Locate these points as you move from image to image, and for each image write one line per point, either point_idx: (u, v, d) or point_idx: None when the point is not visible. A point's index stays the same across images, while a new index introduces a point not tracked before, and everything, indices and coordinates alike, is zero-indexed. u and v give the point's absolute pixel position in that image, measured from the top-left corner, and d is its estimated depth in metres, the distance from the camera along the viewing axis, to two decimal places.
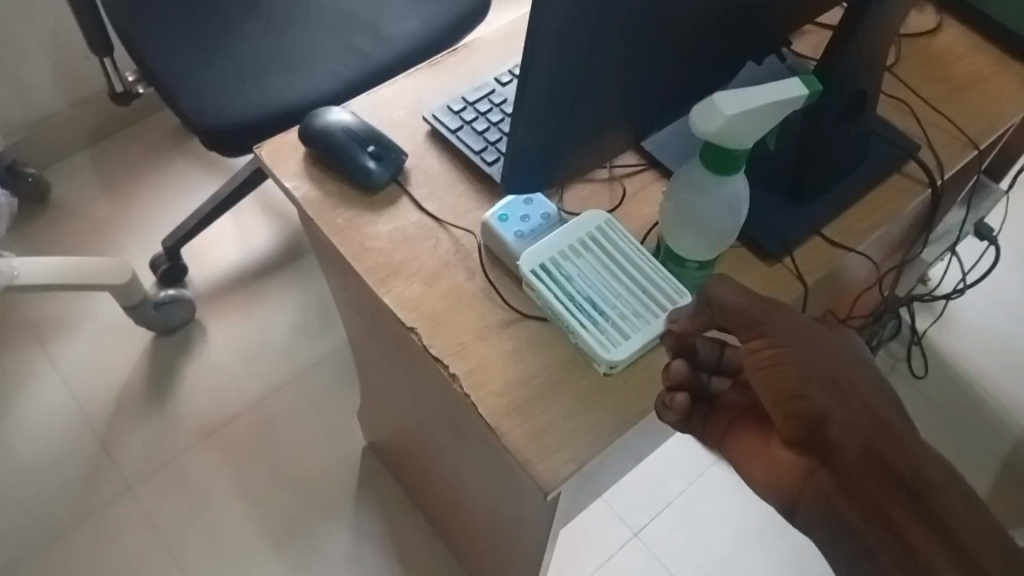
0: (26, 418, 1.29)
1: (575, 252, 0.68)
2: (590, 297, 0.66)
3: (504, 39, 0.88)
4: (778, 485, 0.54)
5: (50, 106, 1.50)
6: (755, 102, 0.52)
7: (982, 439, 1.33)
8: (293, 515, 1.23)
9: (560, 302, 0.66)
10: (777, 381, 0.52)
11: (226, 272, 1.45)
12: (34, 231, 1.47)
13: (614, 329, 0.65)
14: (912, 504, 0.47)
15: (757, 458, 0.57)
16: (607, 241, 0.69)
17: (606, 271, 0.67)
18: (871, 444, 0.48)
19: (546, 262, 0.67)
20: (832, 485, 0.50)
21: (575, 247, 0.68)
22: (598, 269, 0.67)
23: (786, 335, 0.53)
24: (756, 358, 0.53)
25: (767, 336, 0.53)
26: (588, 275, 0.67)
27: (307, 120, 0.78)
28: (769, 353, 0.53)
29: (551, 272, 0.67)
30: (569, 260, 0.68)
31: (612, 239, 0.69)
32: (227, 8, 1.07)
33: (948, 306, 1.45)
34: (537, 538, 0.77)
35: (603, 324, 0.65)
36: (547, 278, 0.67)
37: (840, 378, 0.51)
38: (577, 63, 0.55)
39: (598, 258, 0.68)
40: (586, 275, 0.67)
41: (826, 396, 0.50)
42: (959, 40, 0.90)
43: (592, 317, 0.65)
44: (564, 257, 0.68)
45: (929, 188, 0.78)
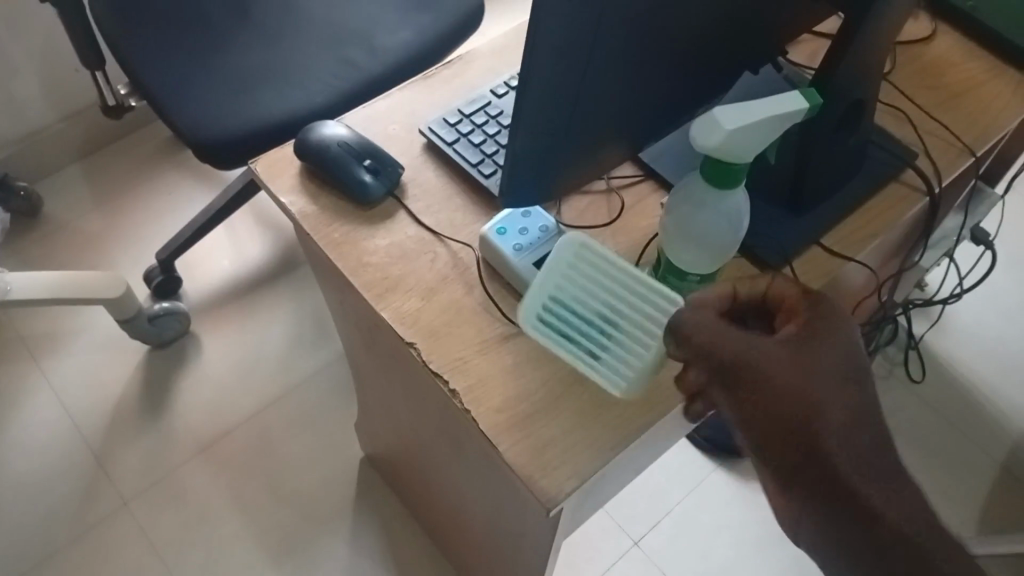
0: (20, 434, 1.28)
1: (562, 284, 0.65)
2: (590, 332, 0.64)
3: (499, 51, 0.88)
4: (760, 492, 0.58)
5: (41, 120, 1.49)
6: (756, 116, 0.51)
7: (981, 444, 1.33)
8: (291, 529, 1.22)
9: (563, 346, 0.65)
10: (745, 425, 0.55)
11: (221, 285, 1.45)
12: (26, 245, 1.46)
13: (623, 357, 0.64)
14: (865, 509, 0.54)
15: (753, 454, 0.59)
16: (592, 266, 0.64)
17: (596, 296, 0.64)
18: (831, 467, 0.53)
19: (540, 309, 0.66)
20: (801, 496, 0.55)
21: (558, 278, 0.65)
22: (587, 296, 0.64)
23: (749, 378, 0.54)
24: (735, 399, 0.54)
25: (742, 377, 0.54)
26: (579, 308, 0.64)
27: (302, 135, 0.77)
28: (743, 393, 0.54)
29: (547, 317, 0.66)
30: (559, 295, 0.65)
31: (594, 263, 0.64)
32: (220, 20, 1.06)
33: (945, 310, 1.45)
34: (539, 553, 0.76)
35: (609, 358, 0.64)
36: (545, 325, 0.66)
37: (801, 415, 0.53)
38: (574, 77, 0.54)
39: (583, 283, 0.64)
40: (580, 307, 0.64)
41: (793, 432, 0.53)
42: (953, 47, 0.90)
43: (597, 353, 0.64)
44: (554, 293, 0.65)
45: (926, 196, 0.78)
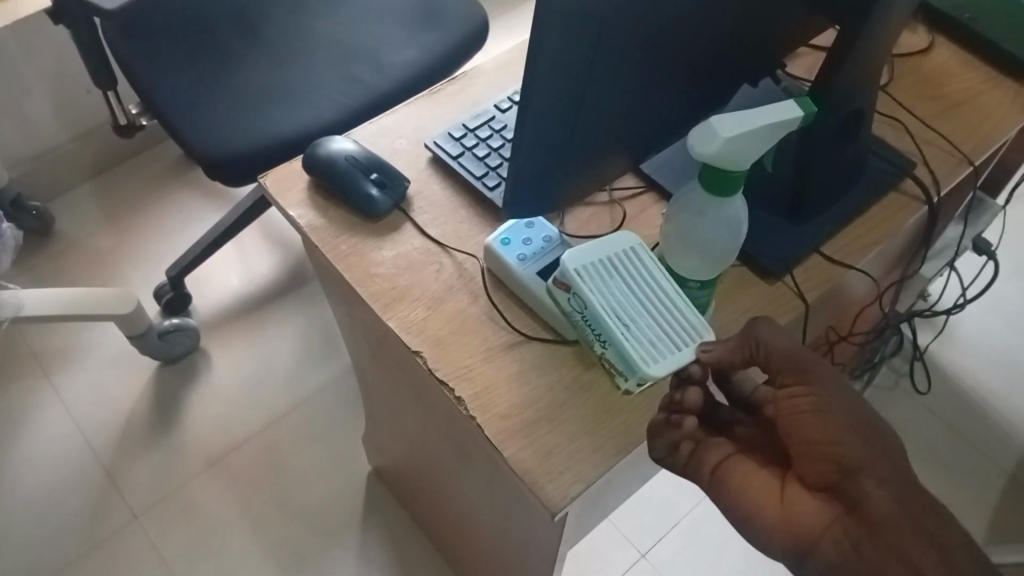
0: (31, 450, 1.29)
1: (613, 260, 0.65)
2: (624, 308, 0.63)
3: (503, 67, 0.89)
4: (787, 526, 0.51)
5: (53, 140, 1.52)
6: (751, 124, 0.53)
7: (989, 453, 1.32)
8: (300, 542, 1.23)
9: (600, 308, 0.62)
10: (814, 423, 0.53)
11: (230, 300, 1.46)
12: (37, 264, 1.48)
13: (643, 344, 0.62)
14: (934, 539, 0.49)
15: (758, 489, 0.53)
16: (641, 261, 0.66)
17: (639, 286, 0.64)
18: (900, 496, 0.49)
19: (589, 268, 0.64)
20: (859, 530, 0.49)
21: (611, 259, 0.65)
22: (631, 282, 0.64)
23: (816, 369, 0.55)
24: (792, 401, 0.54)
25: (812, 383, 0.54)
26: (622, 289, 0.64)
27: (311, 149, 0.79)
28: (810, 398, 0.53)
29: (592, 277, 0.63)
30: (609, 270, 0.64)
31: (648, 257, 0.66)
32: (229, 40, 1.09)
33: (949, 321, 1.45)
34: (546, 561, 0.77)
35: (633, 338, 0.62)
36: (588, 281, 0.63)
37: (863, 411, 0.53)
38: (576, 89, 0.56)
39: (631, 275, 0.65)
40: (622, 285, 0.64)
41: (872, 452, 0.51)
42: (950, 59, 0.92)
43: (625, 327, 0.62)
44: (604, 266, 0.64)
45: (926, 205, 0.79)
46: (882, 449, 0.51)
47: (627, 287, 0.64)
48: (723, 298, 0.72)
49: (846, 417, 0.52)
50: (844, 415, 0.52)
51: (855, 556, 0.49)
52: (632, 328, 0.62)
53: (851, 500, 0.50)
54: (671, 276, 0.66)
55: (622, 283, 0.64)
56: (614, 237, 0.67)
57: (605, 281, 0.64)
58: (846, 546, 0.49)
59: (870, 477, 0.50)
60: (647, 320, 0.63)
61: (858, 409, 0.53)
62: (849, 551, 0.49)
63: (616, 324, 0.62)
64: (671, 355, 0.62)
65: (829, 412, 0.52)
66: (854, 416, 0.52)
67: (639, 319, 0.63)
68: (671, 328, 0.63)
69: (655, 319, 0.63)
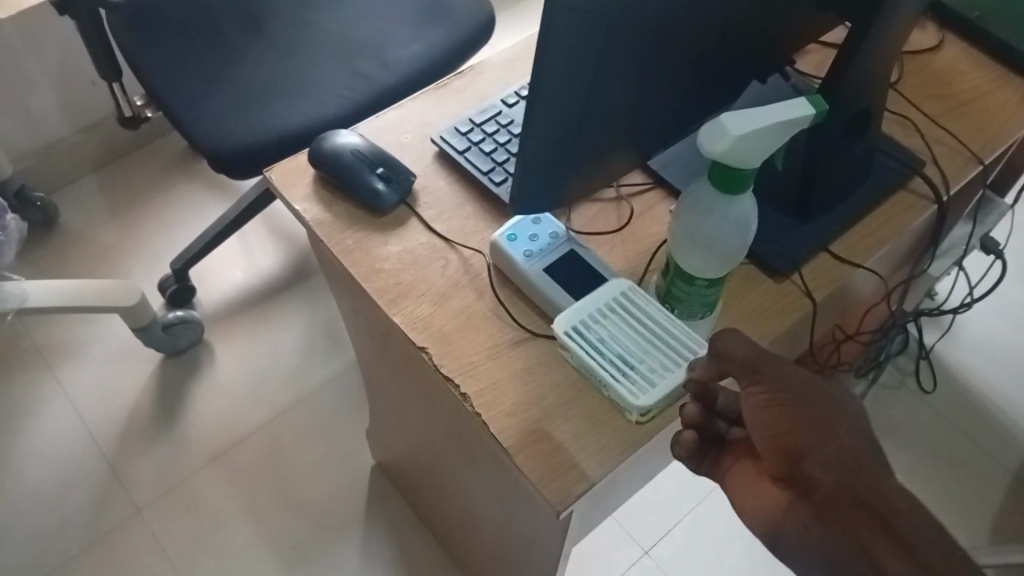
0: (35, 442, 1.29)
1: (598, 309, 0.66)
2: (616, 350, 0.64)
3: (510, 62, 0.89)
4: (765, 517, 0.51)
5: (57, 133, 1.51)
6: (762, 122, 0.52)
7: (993, 452, 1.32)
8: (303, 538, 1.23)
9: (591, 358, 0.64)
10: (773, 419, 0.50)
11: (233, 293, 1.46)
12: (41, 256, 1.48)
13: (640, 376, 0.63)
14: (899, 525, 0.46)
15: (750, 488, 0.54)
16: (633, 307, 0.66)
17: (630, 324, 0.65)
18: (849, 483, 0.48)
19: (575, 321, 0.65)
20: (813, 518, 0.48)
21: (600, 304, 0.66)
22: (621, 322, 0.65)
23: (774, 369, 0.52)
24: (758, 399, 0.52)
25: (764, 380, 0.52)
26: (610, 330, 0.65)
27: (316, 143, 0.79)
28: (767, 394, 0.51)
29: (579, 329, 0.65)
30: (597, 316, 0.66)
31: (637, 298, 0.67)
32: (234, 33, 1.08)
33: (955, 320, 1.45)
34: (549, 559, 0.77)
35: (630, 374, 0.63)
36: (577, 335, 0.65)
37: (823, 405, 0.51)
38: (584, 84, 0.55)
39: (621, 314, 0.66)
40: (612, 327, 0.65)
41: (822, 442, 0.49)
42: (959, 57, 0.91)
43: (620, 368, 0.63)
44: (592, 314, 0.66)
45: (935, 204, 0.79)
46: (836, 438, 0.49)
47: (617, 328, 0.65)
48: (731, 296, 0.72)
49: (799, 409, 0.50)
50: (800, 406, 0.50)
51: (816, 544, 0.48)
52: (630, 374, 0.63)
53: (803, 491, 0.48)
54: (666, 318, 0.66)
55: (611, 327, 0.65)
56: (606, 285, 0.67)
57: (593, 328, 0.65)
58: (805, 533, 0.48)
59: (820, 468, 0.48)
60: (643, 364, 0.63)
61: (813, 400, 0.51)
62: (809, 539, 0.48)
63: (608, 367, 0.63)
64: (666, 381, 0.62)
65: (787, 406, 0.50)
66: (811, 406, 0.50)
67: (633, 356, 0.64)
68: (666, 353, 0.64)
69: (651, 362, 0.63)
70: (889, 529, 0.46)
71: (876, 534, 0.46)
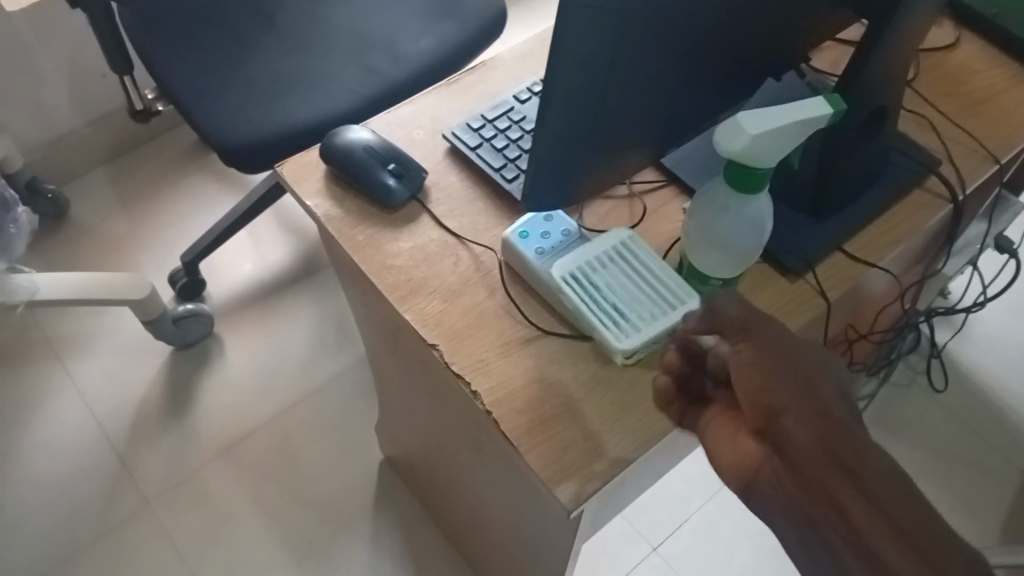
0: (46, 434, 1.30)
1: (599, 259, 0.68)
2: (611, 298, 0.66)
3: (522, 58, 0.88)
4: (737, 464, 0.52)
5: (68, 125, 1.51)
6: (779, 121, 0.51)
7: (1004, 453, 1.31)
8: (312, 532, 1.23)
9: (586, 304, 0.66)
10: (752, 371, 0.50)
11: (243, 287, 1.46)
12: (52, 248, 1.48)
13: (629, 324, 0.65)
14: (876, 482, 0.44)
15: (726, 437, 0.55)
16: (631, 257, 0.68)
17: (628, 275, 0.67)
18: (823, 438, 0.46)
19: (575, 269, 0.67)
20: (784, 470, 0.48)
21: (601, 255, 0.68)
22: (619, 273, 0.67)
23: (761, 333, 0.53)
24: (739, 355, 0.52)
25: (750, 339, 0.53)
26: (607, 279, 0.67)
27: (328, 138, 0.78)
28: (749, 351, 0.52)
29: (579, 277, 0.67)
30: (597, 266, 0.67)
31: (636, 251, 0.68)
32: (245, 27, 1.08)
33: (968, 319, 1.44)
34: (558, 556, 0.76)
35: (620, 321, 0.65)
36: (576, 282, 0.67)
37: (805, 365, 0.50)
38: (598, 81, 0.55)
39: (620, 265, 0.68)
40: (610, 278, 0.67)
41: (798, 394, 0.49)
42: (976, 54, 0.90)
43: (612, 315, 0.65)
44: (592, 264, 0.68)
45: (950, 203, 0.78)
46: (814, 398, 0.48)
47: (615, 278, 0.67)
48: (744, 295, 0.71)
49: (778, 367, 0.50)
50: (782, 363, 0.50)
51: (781, 488, 0.48)
52: (618, 320, 0.65)
53: (776, 443, 0.48)
54: (664, 269, 0.67)
55: (609, 276, 0.67)
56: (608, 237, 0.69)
57: (592, 278, 0.67)
58: (775, 478, 0.48)
59: (795, 419, 0.47)
60: (633, 312, 0.65)
61: (791, 357, 0.51)
62: (777, 483, 0.48)
63: (600, 314, 0.65)
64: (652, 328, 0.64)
65: (766, 363, 0.50)
66: (791, 366, 0.50)
67: (626, 305, 0.66)
68: (657, 303, 0.65)
69: (640, 309, 0.65)
70: (853, 478, 0.44)
71: (841, 483, 0.45)
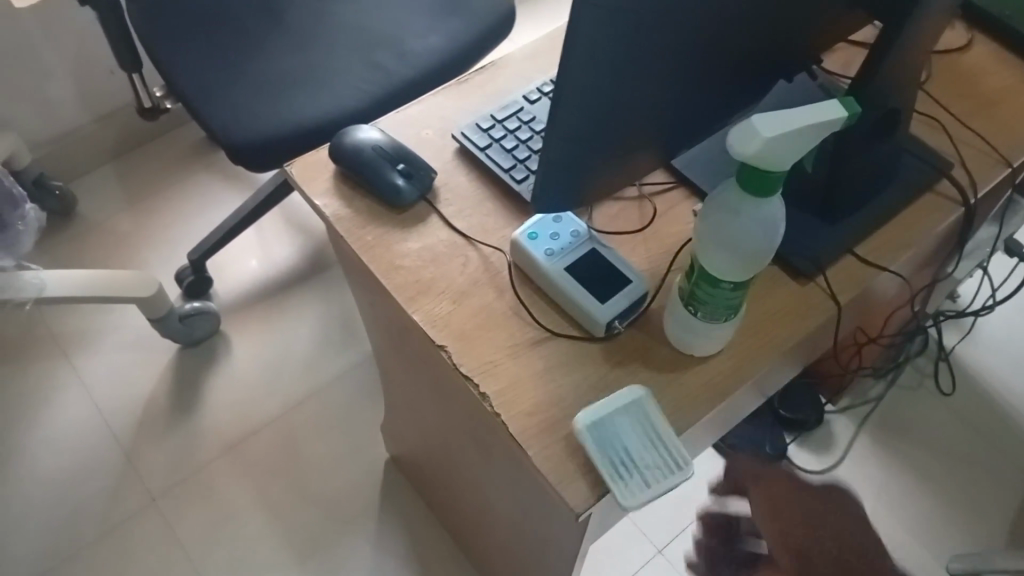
0: (52, 430, 1.30)
1: (622, 413, 0.63)
2: (624, 450, 0.61)
3: (532, 57, 0.88)
4: None
5: (76, 122, 1.52)
6: (794, 124, 0.51)
7: (1012, 457, 1.30)
8: (316, 530, 1.23)
9: (603, 448, 0.60)
10: None
11: (249, 285, 1.46)
12: (59, 244, 1.48)
13: (634, 475, 0.59)
14: None
15: None
16: (648, 422, 0.63)
17: (644, 436, 0.62)
18: None
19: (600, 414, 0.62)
20: None
21: (624, 411, 0.63)
22: (637, 432, 0.62)
23: None
24: None
25: None
26: (626, 436, 0.62)
27: (337, 138, 0.78)
28: None
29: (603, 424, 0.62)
30: (619, 420, 0.62)
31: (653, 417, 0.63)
32: (254, 25, 1.08)
33: (977, 322, 1.43)
34: (565, 559, 0.76)
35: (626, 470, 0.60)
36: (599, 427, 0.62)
37: None
38: (610, 81, 0.54)
39: (639, 427, 0.62)
40: (628, 434, 0.62)
41: None
42: (989, 56, 0.89)
43: (622, 464, 0.60)
44: (615, 415, 0.63)
45: (962, 206, 0.77)
46: None
47: (632, 435, 0.62)
48: (755, 298, 0.71)
49: None
50: None
51: None
52: (625, 471, 0.60)
53: None
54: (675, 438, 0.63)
55: (628, 434, 0.62)
56: (631, 281, 0.69)
57: (613, 428, 0.62)
58: None
59: None
60: (641, 465, 0.60)
61: None
62: None
63: (614, 460, 0.60)
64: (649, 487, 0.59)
65: None
66: None
67: (635, 461, 0.60)
68: (661, 468, 0.60)
69: (648, 469, 0.60)
70: None
71: None
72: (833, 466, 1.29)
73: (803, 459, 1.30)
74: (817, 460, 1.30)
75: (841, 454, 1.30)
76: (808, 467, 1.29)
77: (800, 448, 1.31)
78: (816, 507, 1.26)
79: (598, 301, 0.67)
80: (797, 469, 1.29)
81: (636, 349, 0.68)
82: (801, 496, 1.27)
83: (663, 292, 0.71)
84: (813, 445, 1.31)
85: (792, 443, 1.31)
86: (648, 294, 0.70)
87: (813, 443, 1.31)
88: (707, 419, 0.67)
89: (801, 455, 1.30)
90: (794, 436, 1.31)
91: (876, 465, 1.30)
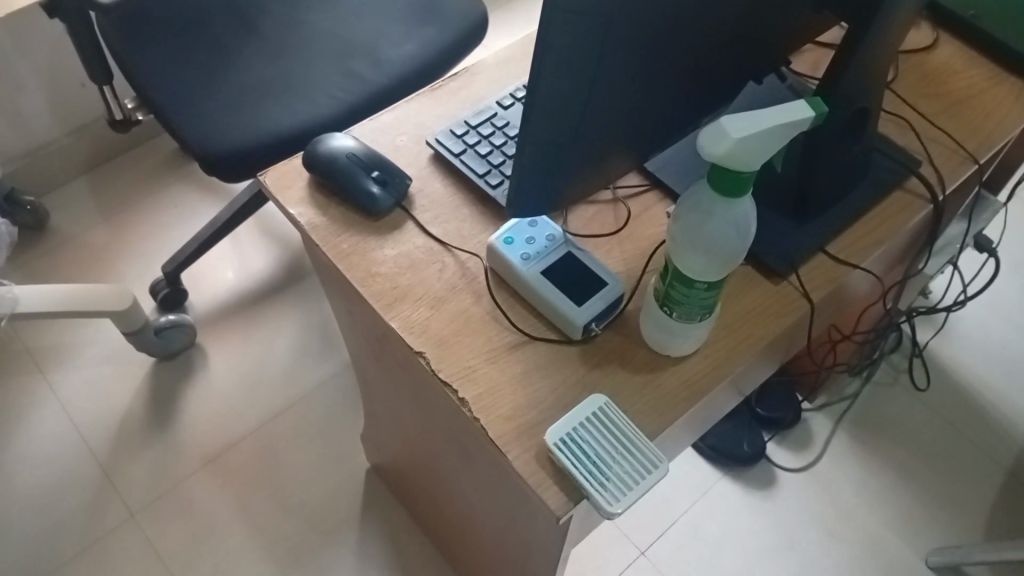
0: (25, 447, 1.28)
1: (586, 428, 0.62)
2: (597, 463, 0.60)
3: (504, 63, 0.88)
4: None
5: (47, 135, 1.50)
6: (763, 123, 0.52)
7: (983, 448, 1.33)
8: (297, 541, 1.22)
9: (576, 468, 0.60)
10: None
11: (226, 298, 1.45)
12: (31, 259, 1.46)
13: (614, 484, 0.59)
14: None
15: None
16: (611, 425, 0.63)
17: (615, 444, 0.62)
18: None
19: (567, 435, 0.62)
20: None
21: (586, 424, 0.63)
22: (606, 442, 0.62)
23: None
24: None
25: None
26: (592, 447, 0.61)
27: (310, 146, 0.78)
28: None
29: (571, 445, 0.61)
30: (585, 433, 0.62)
31: (617, 420, 0.63)
32: (227, 35, 1.07)
33: (949, 318, 1.45)
34: (548, 565, 0.76)
35: (604, 481, 0.59)
36: (568, 449, 0.61)
37: None
38: (583, 87, 0.55)
39: (606, 435, 0.62)
40: (596, 445, 0.61)
41: None
42: (955, 56, 0.91)
43: (598, 478, 0.60)
44: (580, 431, 0.62)
45: (930, 204, 0.79)
46: None
47: (603, 445, 0.62)
48: (730, 298, 0.72)
49: None
50: None
51: None
52: (603, 478, 0.60)
53: None
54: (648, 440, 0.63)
55: (595, 445, 0.61)
56: (608, 283, 0.69)
57: (582, 445, 0.61)
58: None
59: None
60: (617, 474, 0.60)
61: None
62: None
63: (589, 477, 0.59)
64: (632, 490, 0.59)
65: None
66: None
67: (609, 469, 0.60)
68: (636, 467, 0.60)
69: (624, 474, 0.60)
70: None
71: None
72: (812, 463, 1.31)
73: (782, 457, 1.31)
74: (796, 458, 1.31)
75: (820, 451, 1.32)
76: (787, 465, 1.30)
77: (779, 447, 1.32)
78: (794, 505, 1.27)
79: (576, 305, 0.68)
80: (777, 467, 1.30)
81: (614, 350, 0.68)
82: (781, 495, 1.28)
83: (640, 292, 0.72)
84: (792, 444, 1.33)
85: (771, 441, 1.32)
86: (625, 296, 0.71)
87: (792, 441, 1.33)
88: (684, 418, 0.67)
89: (779, 453, 1.32)
90: (773, 435, 1.33)
91: (853, 461, 1.31)
